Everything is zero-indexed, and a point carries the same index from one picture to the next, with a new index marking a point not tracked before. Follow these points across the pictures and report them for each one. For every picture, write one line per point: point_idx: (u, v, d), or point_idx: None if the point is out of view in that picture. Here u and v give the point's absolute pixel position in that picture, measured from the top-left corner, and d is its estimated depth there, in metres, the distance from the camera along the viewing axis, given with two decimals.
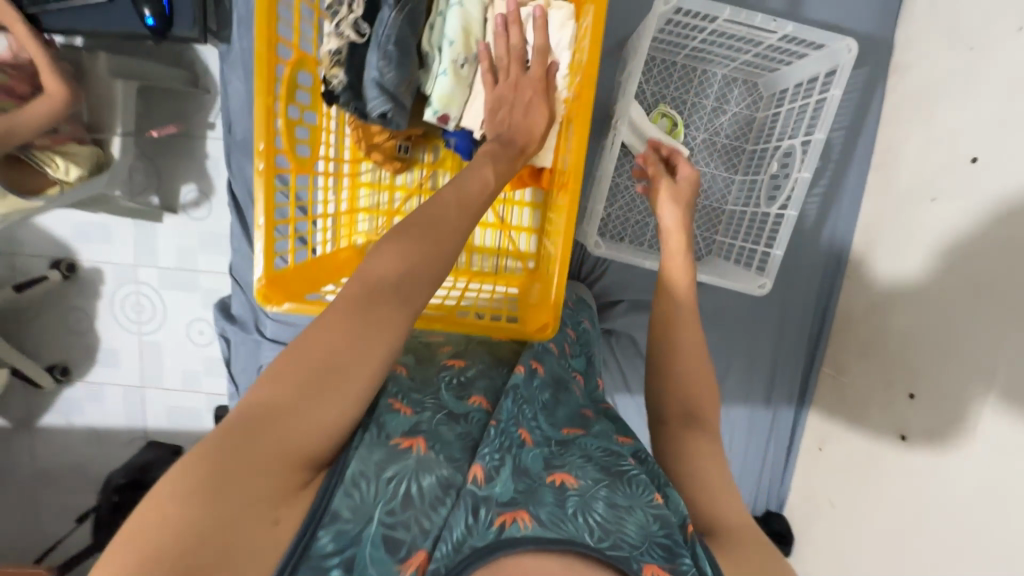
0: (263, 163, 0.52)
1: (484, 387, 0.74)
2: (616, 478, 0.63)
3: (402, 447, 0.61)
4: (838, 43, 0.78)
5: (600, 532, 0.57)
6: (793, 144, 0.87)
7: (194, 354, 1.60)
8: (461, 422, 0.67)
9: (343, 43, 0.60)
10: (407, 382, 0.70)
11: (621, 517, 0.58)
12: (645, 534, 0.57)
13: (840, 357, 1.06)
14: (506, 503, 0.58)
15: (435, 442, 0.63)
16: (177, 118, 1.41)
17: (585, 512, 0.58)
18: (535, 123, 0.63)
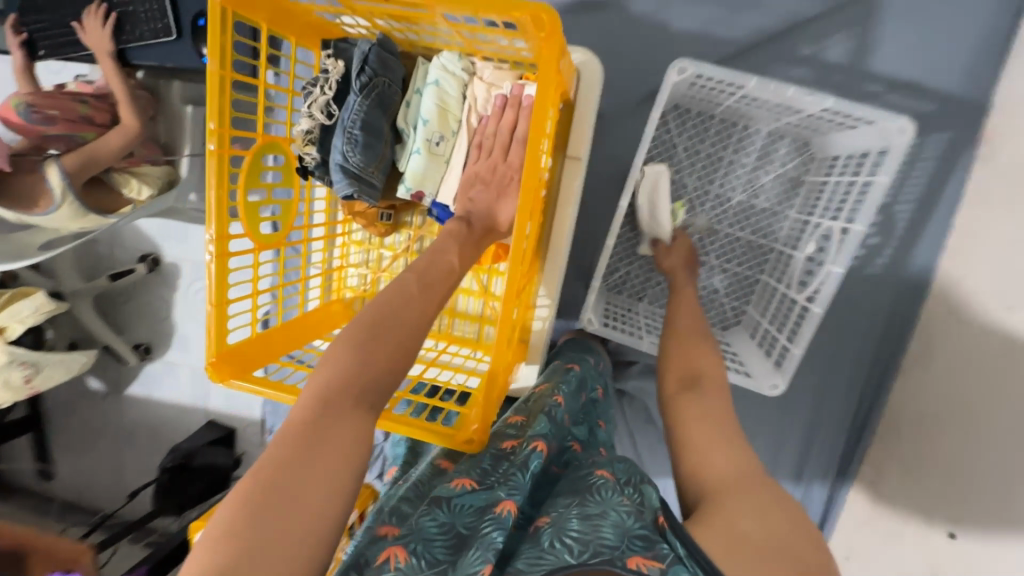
0: (215, 251, 0.54)
1: (466, 466, 0.66)
2: (586, 491, 0.56)
3: (379, 562, 0.55)
4: (889, 121, 0.66)
5: (578, 547, 0.49)
6: (832, 227, 0.76)
7: None
8: (444, 508, 0.60)
9: (315, 124, 0.60)
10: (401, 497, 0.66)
11: (594, 526, 0.51)
12: (622, 533, 0.50)
13: (885, 462, 0.92)
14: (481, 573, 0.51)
15: (417, 543, 0.56)
16: None
17: (558, 535, 0.51)
18: (503, 208, 0.62)
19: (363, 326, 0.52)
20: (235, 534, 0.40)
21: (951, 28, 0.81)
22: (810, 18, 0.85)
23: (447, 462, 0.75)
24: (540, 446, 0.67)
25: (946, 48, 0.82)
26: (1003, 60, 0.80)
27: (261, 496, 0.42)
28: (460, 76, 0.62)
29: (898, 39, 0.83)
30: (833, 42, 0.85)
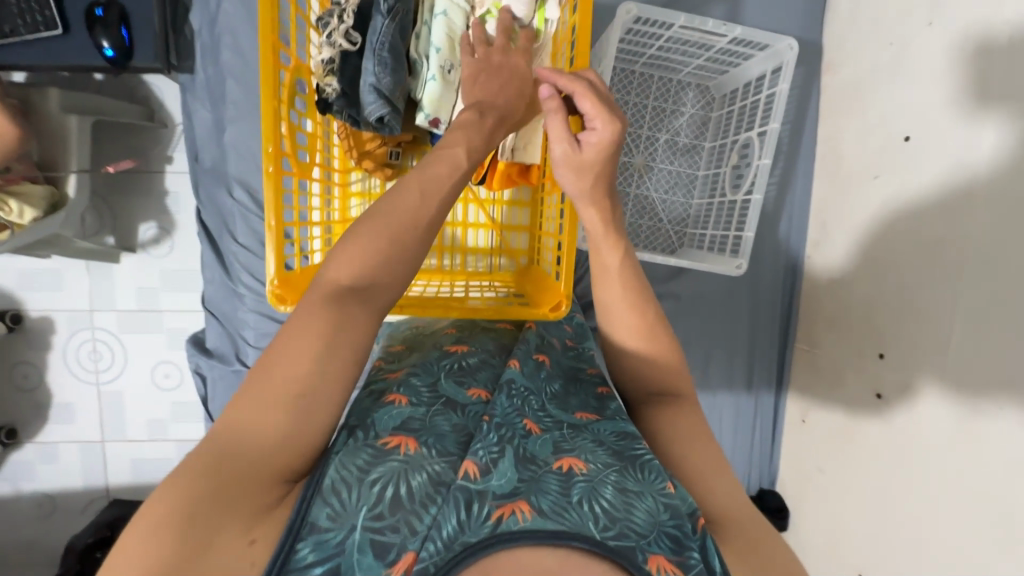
0: (271, 165, 0.54)
1: (485, 377, 0.71)
2: (627, 463, 0.60)
3: (388, 446, 0.59)
4: (780, 43, 0.88)
5: (605, 520, 0.54)
6: (749, 136, 0.96)
7: (160, 399, 1.51)
8: (459, 412, 0.65)
9: (336, 52, 0.62)
10: (405, 377, 0.68)
11: (629, 502, 0.56)
12: (652, 522, 0.55)
13: (811, 333, 1.12)
14: (504, 495, 0.55)
15: (429, 438, 0.61)
16: (132, 154, 1.37)
17: (591, 499, 0.56)
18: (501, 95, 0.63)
19: (365, 251, 0.54)
20: (265, 418, 0.50)
21: None
22: None
23: (459, 345, 0.76)
24: (512, 361, 0.71)
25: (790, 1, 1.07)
26: (824, 7, 1.07)
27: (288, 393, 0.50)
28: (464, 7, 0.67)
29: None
30: (715, 3, 1.06)
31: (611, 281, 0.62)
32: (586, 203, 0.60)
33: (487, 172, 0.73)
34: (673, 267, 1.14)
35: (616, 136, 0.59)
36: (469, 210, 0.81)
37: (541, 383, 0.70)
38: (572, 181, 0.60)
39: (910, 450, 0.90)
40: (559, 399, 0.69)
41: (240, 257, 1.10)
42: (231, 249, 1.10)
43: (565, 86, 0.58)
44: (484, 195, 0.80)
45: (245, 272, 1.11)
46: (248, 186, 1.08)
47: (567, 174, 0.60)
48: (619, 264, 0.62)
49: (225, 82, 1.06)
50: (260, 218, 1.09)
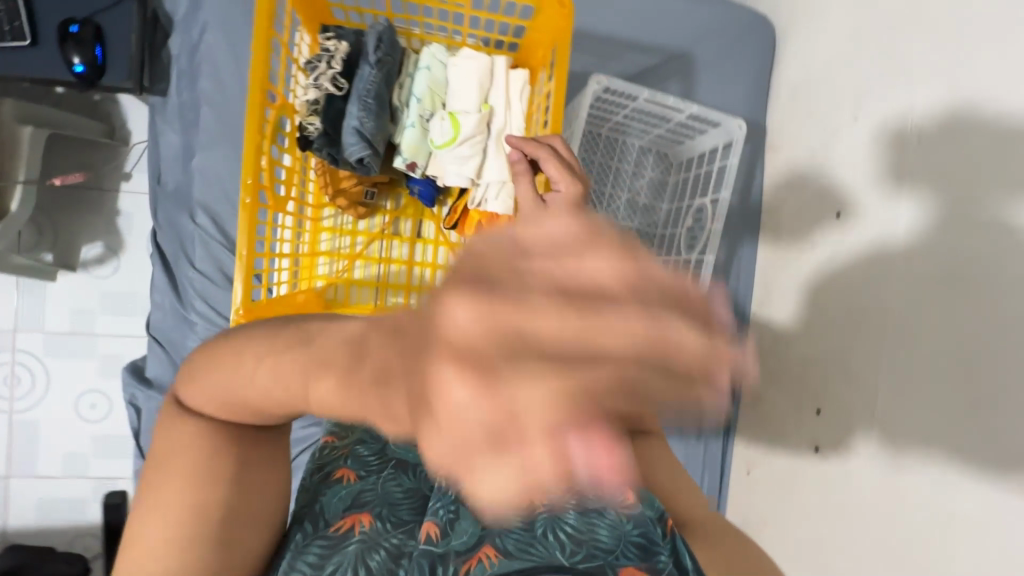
0: (251, 198, 0.55)
1: None
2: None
3: (340, 530, 0.57)
4: (730, 123, 0.98)
5: (572, 546, 0.60)
6: (703, 202, 1.05)
7: (81, 431, 1.39)
8: (410, 474, 0.65)
9: (321, 95, 0.65)
10: (344, 450, 0.66)
11: (591, 526, 0.60)
12: (615, 535, 0.61)
13: None
14: (469, 550, 0.60)
15: (380, 509, 0.61)
16: (87, 168, 1.32)
17: (555, 530, 0.60)
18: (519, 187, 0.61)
19: (223, 381, 0.38)
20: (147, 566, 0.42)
21: (739, 74, 1.19)
22: (656, 65, 1.16)
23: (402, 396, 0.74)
24: None
25: (739, 86, 1.19)
26: (769, 94, 1.20)
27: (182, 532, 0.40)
28: (446, 62, 0.71)
29: (712, 81, 1.18)
30: (674, 82, 1.17)
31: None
32: None
33: (459, 218, 0.77)
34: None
35: (582, 195, 0.61)
36: (439, 251, 0.82)
37: None
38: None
39: (844, 504, 0.95)
40: None
41: (195, 284, 1.06)
42: (186, 275, 1.07)
43: (529, 152, 0.61)
44: (454, 239, 0.82)
45: (197, 299, 1.07)
46: (212, 211, 1.06)
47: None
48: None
49: (199, 109, 1.06)
50: (221, 245, 1.06)
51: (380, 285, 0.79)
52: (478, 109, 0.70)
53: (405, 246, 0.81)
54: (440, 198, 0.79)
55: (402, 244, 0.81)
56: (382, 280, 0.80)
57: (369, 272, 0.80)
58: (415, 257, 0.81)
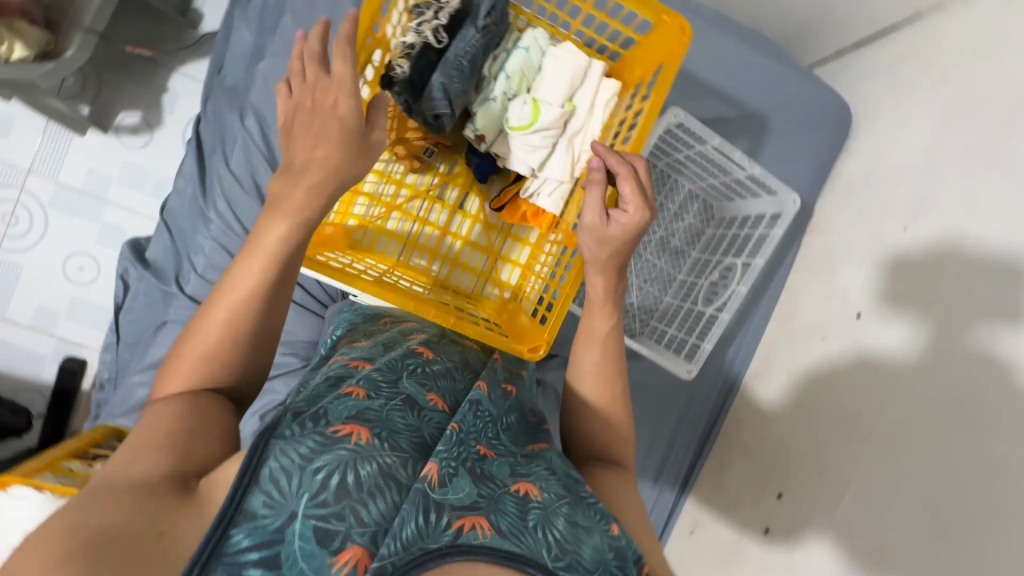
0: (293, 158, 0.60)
1: (445, 386, 0.64)
2: (574, 496, 0.54)
3: (338, 434, 0.51)
4: (787, 196, 0.99)
5: (556, 549, 0.47)
6: (733, 262, 1.07)
7: (62, 291, 1.37)
8: (417, 413, 0.58)
9: (419, 42, 0.64)
10: (368, 373, 0.62)
11: (576, 535, 0.49)
12: (598, 559, 0.48)
13: (725, 455, 1.16)
14: (464, 506, 0.48)
15: (384, 431, 0.54)
16: (148, 40, 1.31)
17: (545, 526, 0.49)
18: (589, 213, 0.62)
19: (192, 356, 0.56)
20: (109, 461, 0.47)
21: (805, 150, 1.18)
22: (728, 117, 1.18)
23: (425, 348, 0.70)
24: (480, 383, 0.64)
25: (801, 161, 1.18)
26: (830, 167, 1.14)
27: (159, 429, 0.49)
28: (546, 49, 0.70)
29: (776, 150, 1.19)
30: (740, 139, 1.18)
31: (596, 345, 0.65)
32: (596, 271, 0.64)
33: (508, 201, 0.77)
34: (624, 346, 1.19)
35: (643, 223, 0.62)
36: (474, 228, 0.82)
37: (501, 409, 0.63)
38: (592, 247, 0.63)
39: None
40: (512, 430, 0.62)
41: (223, 183, 1.05)
42: (217, 172, 1.06)
43: (611, 164, 0.62)
44: (493, 221, 0.82)
45: (220, 198, 1.05)
46: (261, 117, 1.04)
47: (587, 240, 0.63)
48: (606, 332, 0.65)
49: (282, 16, 1.05)
50: (260, 152, 1.04)
51: (409, 242, 0.79)
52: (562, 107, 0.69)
53: (444, 213, 0.81)
54: (493, 177, 0.79)
55: (442, 210, 0.81)
56: (412, 238, 0.80)
57: (402, 226, 0.79)
58: (449, 226, 0.81)
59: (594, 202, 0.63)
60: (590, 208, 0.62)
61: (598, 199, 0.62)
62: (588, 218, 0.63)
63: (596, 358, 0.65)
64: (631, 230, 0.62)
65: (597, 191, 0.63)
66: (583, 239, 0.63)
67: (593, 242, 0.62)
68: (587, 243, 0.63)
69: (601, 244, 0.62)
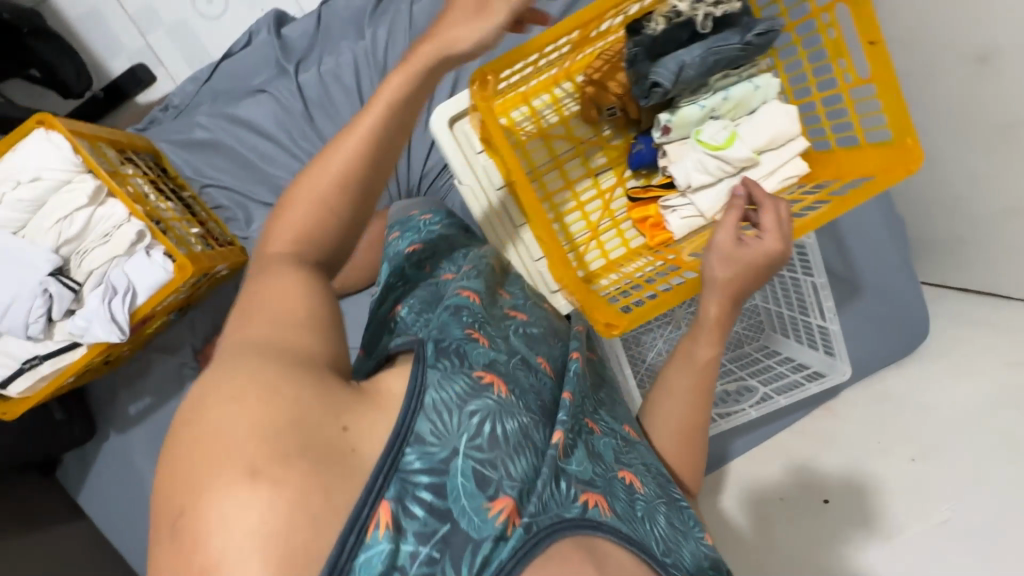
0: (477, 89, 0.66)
1: (546, 351, 0.62)
2: (669, 497, 0.58)
3: (482, 382, 0.48)
4: (840, 367, 1.00)
5: (663, 546, 0.50)
6: (757, 388, 1.08)
7: (181, 11, 1.32)
8: (530, 373, 0.55)
9: (686, 16, 0.64)
10: (483, 315, 0.58)
11: (676, 537, 0.53)
12: (695, 561, 0.53)
13: None
14: (587, 481, 0.48)
15: (515, 387, 0.51)
16: None
17: (651, 519, 0.52)
18: (723, 232, 0.63)
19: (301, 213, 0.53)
20: (288, 334, 0.46)
21: (892, 335, 1.11)
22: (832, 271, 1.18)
23: (517, 312, 0.65)
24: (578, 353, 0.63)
25: (875, 343, 1.11)
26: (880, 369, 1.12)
27: (290, 314, 0.47)
28: (770, 99, 0.70)
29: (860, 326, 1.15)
30: None
31: (687, 371, 0.66)
32: (711, 296, 0.63)
33: (644, 198, 0.77)
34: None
35: (774, 256, 0.62)
36: (594, 202, 0.81)
37: (593, 395, 0.62)
38: (716, 266, 0.63)
39: None
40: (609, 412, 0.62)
41: (396, 19, 1.04)
42: (398, 5, 1.04)
43: (755, 196, 0.64)
44: (613, 207, 0.82)
45: (384, 28, 1.04)
46: None
47: (713, 257, 0.63)
48: (706, 362, 0.66)
49: None
50: (445, 14, 1.03)
51: (535, 172, 0.79)
52: (750, 155, 0.70)
53: (580, 170, 0.81)
54: (641, 171, 0.78)
55: (580, 166, 0.81)
56: (539, 171, 0.79)
57: (540, 155, 0.79)
58: (575, 184, 0.81)
59: (727, 222, 0.64)
60: (724, 229, 0.63)
61: (732, 220, 0.64)
62: (719, 240, 0.63)
63: (685, 381, 0.66)
64: (767, 260, 0.62)
65: (736, 211, 0.64)
66: (713, 255, 0.63)
67: (725, 261, 0.62)
68: (715, 259, 0.63)
69: (736, 264, 0.62)
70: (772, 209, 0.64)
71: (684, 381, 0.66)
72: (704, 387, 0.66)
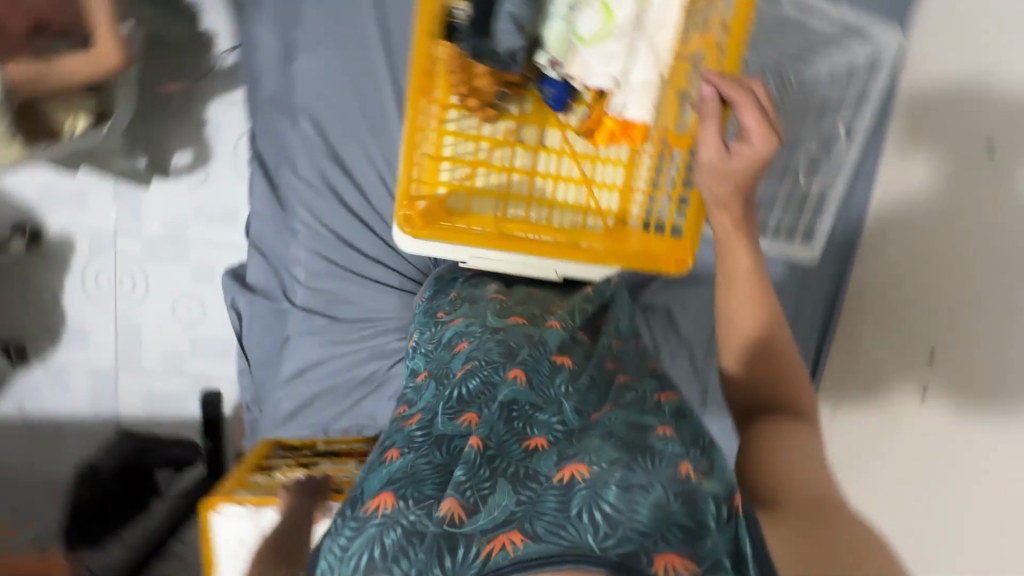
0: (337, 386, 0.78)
1: (477, 393, 0.55)
2: (637, 450, 0.43)
3: (367, 511, 0.46)
4: (887, 38, 0.95)
5: (604, 528, 0.38)
6: (832, 127, 0.99)
7: (179, 334, 1.46)
8: (442, 452, 0.50)
9: None
10: (416, 427, 0.55)
11: (632, 499, 0.40)
12: (659, 516, 0.39)
13: (853, 324, 1.09)
14: (493, 527, 0.41)
15: (409, 486, 0.47)
16: (180, 75, 1.28)
17: (591, 508, 0.40)
18: (704, 146, 0.60)
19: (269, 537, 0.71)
20: None
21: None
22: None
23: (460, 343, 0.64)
24: (516, 373, 0.54)
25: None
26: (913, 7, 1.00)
27: None
28: None
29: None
30: None
31: (738, 284, 0.60)
32: (722, 210, 0.61)
33: (594, 124, 0.73)
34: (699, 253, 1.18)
35: (768, 154, 0.58)
36: (563, 162, 0.78)
37: (544, 387, 0.53)
38: (711, 186, 0.61)
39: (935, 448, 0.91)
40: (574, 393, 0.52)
41: (299, 192, 1.07)
42: (289, 182, 1.07)
43: (731, 93, 0.59)
44: (580, 150, 0.78)
45: (301, 208, 1.07)
46: (317, 118, 1.05)
47: (705, 175, 0.61)
48: (748, 270, 0.60)
49: (301, 7, 1.02)
50: (323, 152, 1.06)
51: (504, 196, 0.78)
52: (634, 3, 0.66)
53: (529, 155, 0.78)
54: (570, 104, 0.73)
55: (525, 152, 0.78)
56: (505, 191, 0.78)
57: (491, 181, 0.78)
58: (537, 167, 0.78)
59: (709, 132, 0.60)
60: (706, 141, 0.60)
61: (711, 123, 0.59)
62: (708, 154, 0.61)
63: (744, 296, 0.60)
64: (755, 160, 0.58)
65: (709, 116, 0.60)
66: (700, 167, 0.61)
67: (713, 173, 0.60)
68: (704, 167, 0.61)
69: (725, 174, 0.60)
70: (751, 99, 0.59)
71: (737, 295, 0.60)
72: (759, 290, 0.59)
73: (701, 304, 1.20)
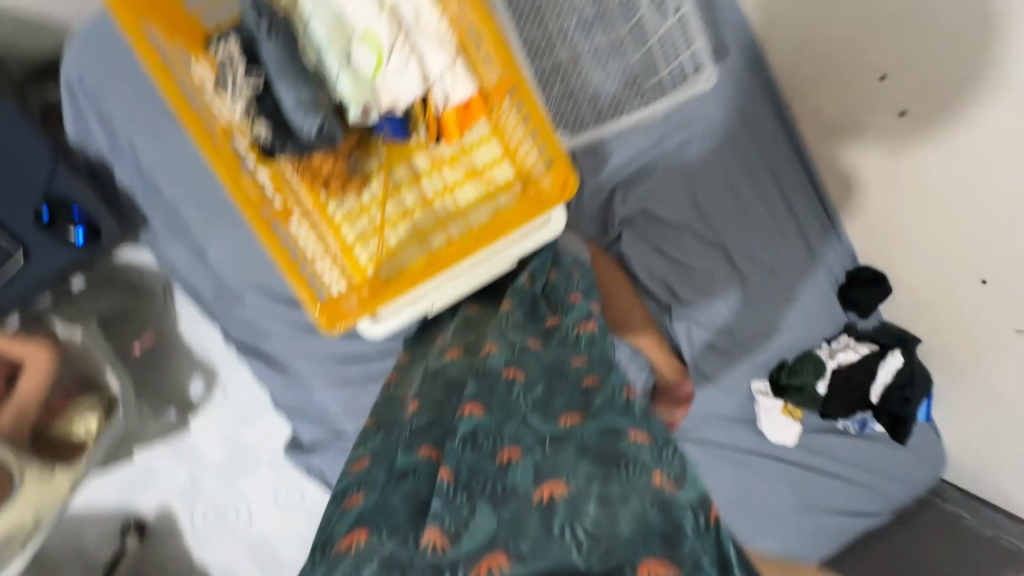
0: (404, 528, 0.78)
1: (437, 429, 0.59)
2: (611, 464, 0.52)
3: (341, 550, 0.49)
4: None
5: (588, 543, 0.46)
6: None
7: (297, 519, 1.55)
8: (409, 481, 0.53)
9: (250, 103, 0.65)
10: (371, 474, 0.57)
11: (612, 513, 0.48)
12: (637, 525, 0.47)
13: (802, 98, 1.13)
14: (478, 553, 0.46)
15: (381, 522, 0.50)
16: (147, 328, 1.38)
17: (572, 525, 0.47)
18: None
19: None
20: None
21: None
22: None
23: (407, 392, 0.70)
24: (469, 408, 0.57)
25: None
26: None
27: None
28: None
29: None
30: None
31: None
32: None
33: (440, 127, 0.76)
34: (629, 150, 1.17)
35: None
36: (445, 173, 0.82)
37: (513, 405, 0.60)
38: None
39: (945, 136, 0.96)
40: (542, 409, 0.60)
41: (290, 346, 1.14)
42: (275, 346, 1.14)
43: None
44: (449, 153, 0.81)
45: (300, 357, 1.14)
46: (257, 285, 1.12)
47: None
48: None
49: (181, 212, 1.09)
50: (282, 305, 1.12)
51: (418, 232, 0.81)
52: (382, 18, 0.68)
53: (414, 189, 0.82)
54: (412, 125, 0.75)
55: (410, 189, 0.82)
56: (415, 228, 0.81)
57: (402, 231, 0.81)
58: (427, 193, 0.82)
59: None
60: None
61: None
62: None
63: None
64: None
65: None
66: None
67: None
68: None
69: None
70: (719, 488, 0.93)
71: None
72: None
73: (672, 179, 1.17)
